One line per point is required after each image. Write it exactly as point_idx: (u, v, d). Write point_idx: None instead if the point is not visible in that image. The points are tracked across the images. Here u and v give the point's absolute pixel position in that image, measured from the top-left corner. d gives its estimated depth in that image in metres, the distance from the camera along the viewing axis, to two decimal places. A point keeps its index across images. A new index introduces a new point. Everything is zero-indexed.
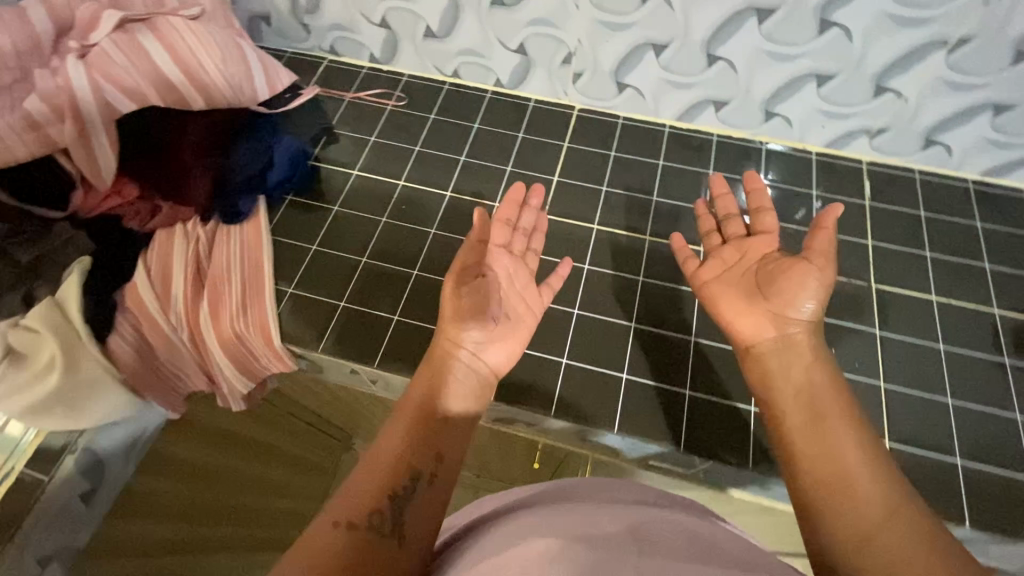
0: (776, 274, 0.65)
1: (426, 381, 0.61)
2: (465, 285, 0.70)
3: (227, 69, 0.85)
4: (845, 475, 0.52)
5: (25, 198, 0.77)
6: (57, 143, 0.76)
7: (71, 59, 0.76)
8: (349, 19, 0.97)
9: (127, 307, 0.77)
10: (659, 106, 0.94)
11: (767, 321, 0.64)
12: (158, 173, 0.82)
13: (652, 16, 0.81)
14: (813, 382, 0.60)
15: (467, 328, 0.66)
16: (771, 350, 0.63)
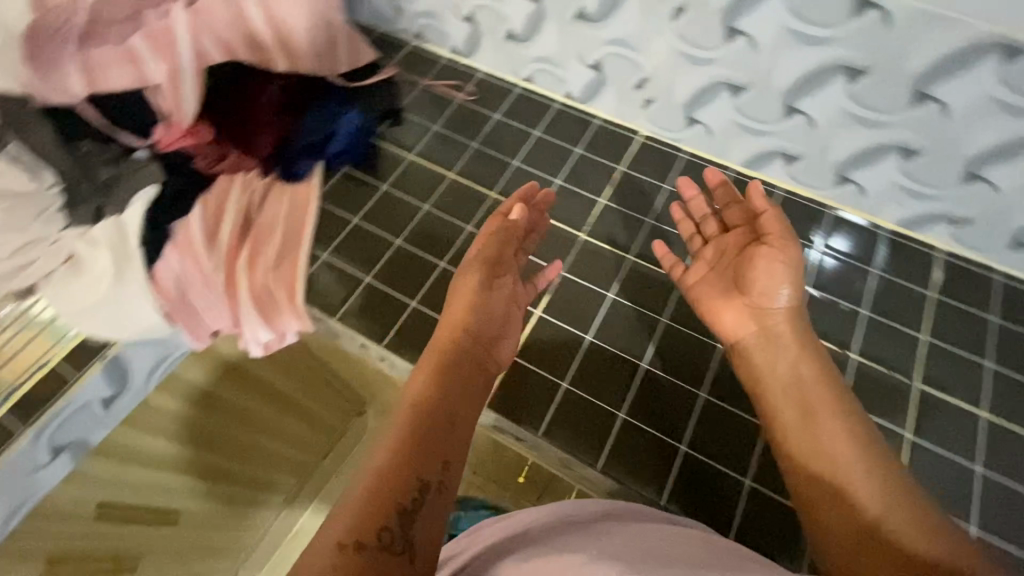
0: (744, 265, 0.74)
1: (430, 384, 0.64)
2: (471, 287, 0.74)
3: (317, 42, 0.91)
4: (824, 463, 0.63)
5: (111, 121, 0.83)
6: (151, 80, 0.83)
7: (178, 6, 0.82)
8: (439, 9, 1.00)
9: (178, 240, 0.82)
10: (727, 148, 0.90)
11: (746, 314, 0.73)
12: (232, 122, 0.87)
13: (734, 55, 0.78)
14: (801, 376, 0.68)
15: (469, 332, 0.70)
16: (754, 344, 0.71)
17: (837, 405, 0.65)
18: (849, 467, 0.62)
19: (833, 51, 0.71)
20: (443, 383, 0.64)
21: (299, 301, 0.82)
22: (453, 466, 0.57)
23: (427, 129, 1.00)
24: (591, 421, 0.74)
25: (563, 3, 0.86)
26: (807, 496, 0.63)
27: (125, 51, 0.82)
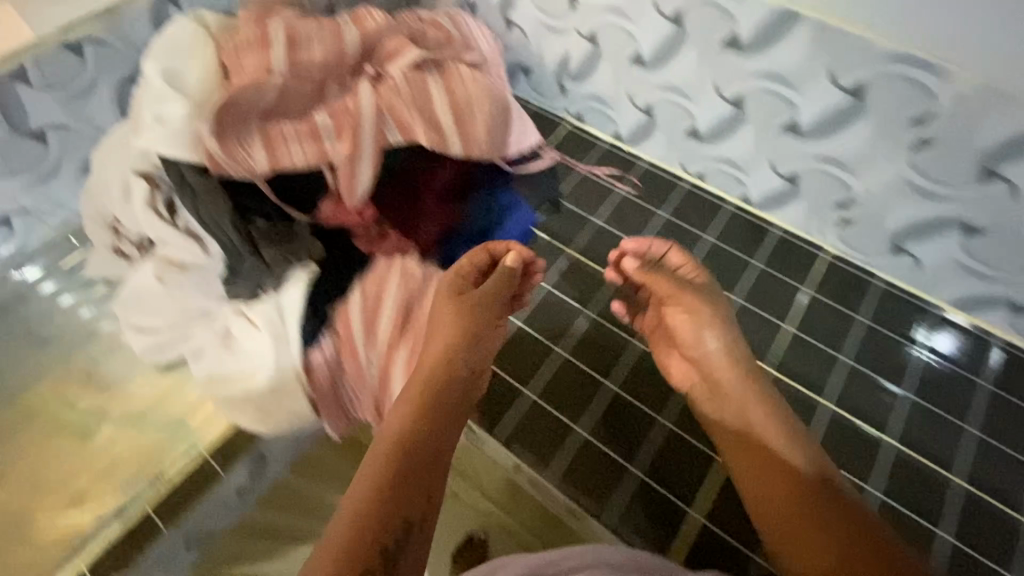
0: (669, 324, 0.76)
1: (411, 418, 0.62)
2: (473, 319, 0.71)
3: (493, 124, 0.86)
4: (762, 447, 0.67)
5: (283, 196, 0.79)
6: (329, 158, 0.79)
7: (364, 82, 0.79)
8: (612, 96, 0.94)
9: (335, 329, 0.78)
10: (934, 283, 0.82)
11: (693, 369, 0.75)
12: (401, 206, 0.84)
13: (983, 200, 0.68)
14: (746, 416, 0.69)
15: (456, 359, 0.68)
16: (702, 394, 0.74)
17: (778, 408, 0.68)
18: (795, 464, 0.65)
19: None
20: (434, 420, 0.63)
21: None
22: (436, 499, 0.57)
23: (587, 221, 0.94)
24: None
25: (770, 114, 0.78)
26: (741, 469, 0.68)
27: (308, 126, 0.78)
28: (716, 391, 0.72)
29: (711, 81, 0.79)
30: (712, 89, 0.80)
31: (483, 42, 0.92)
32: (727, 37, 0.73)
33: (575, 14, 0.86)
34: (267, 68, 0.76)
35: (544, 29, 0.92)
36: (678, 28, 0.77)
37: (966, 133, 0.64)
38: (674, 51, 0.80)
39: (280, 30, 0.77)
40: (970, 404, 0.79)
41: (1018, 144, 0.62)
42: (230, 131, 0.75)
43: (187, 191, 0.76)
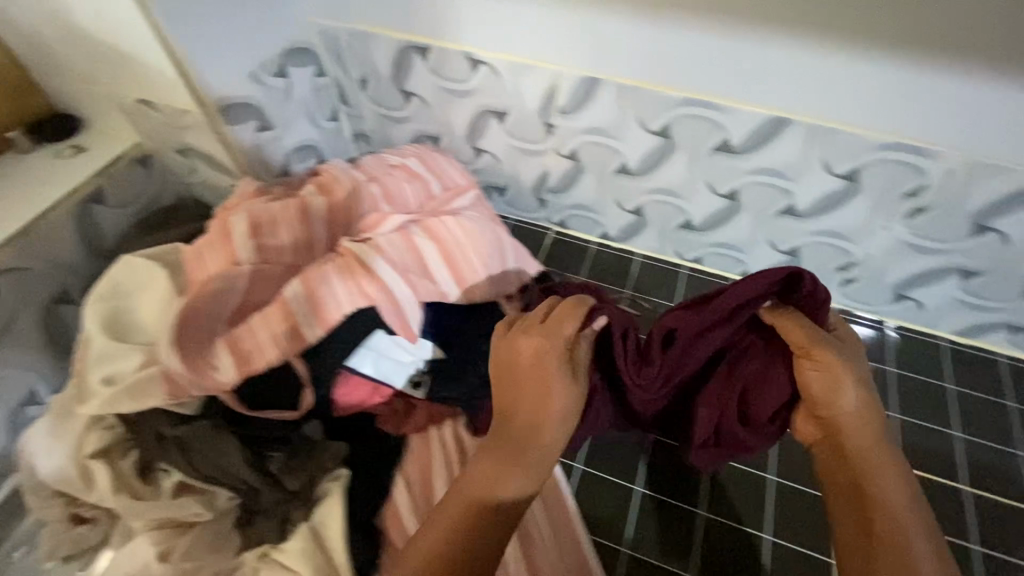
0: (767, 386, 0.60)
1: (487, 461, 0.56)
2: (533, 369, 0.57)
3: (491, 257, 0.78)
4: (858, 464, 0.54)
5: (252, 404, 0.65)
6: (290, 325, 0.63)
7: (344, 243, 0.72)
8: (597, 203, 0.94)
9: (394, 545, 0.67)
10: (936, 320, 0.87)
11: (809, 416, 0.59)
12: (770, 406, 0.60)
13: (974, 249, 0.74)
14: (886, 472, 0.54)
15: (547, 404, 0.56)
16: (846, 432, 0.55)
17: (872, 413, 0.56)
18: (856, 456, 0.55)
19: None
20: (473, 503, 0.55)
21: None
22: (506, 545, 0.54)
23: None
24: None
25: (766, 202, 0.81)
26: (865, 505, 0.53)
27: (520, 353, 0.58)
28: (829, 399, 0.55)
29: (704, 179, 0.81)
30: (703, 187, 0.83)
31: (458, 177, 0.88)
32: (717, 143, 0.76)
33: (551, 137, 0.85)
34: (233, 261, 0.67)
35: (517, 152, 0.91)
36: (666, 140, 0.78)
37: (959, 197, 0.70)
38: (662, 159, 0.81)
39: (242, 223, 0.69)
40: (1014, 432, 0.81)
41: (1006, 201, 0.68)
42: (194, 346, 0.62)
43: (171, 449, 0.63)
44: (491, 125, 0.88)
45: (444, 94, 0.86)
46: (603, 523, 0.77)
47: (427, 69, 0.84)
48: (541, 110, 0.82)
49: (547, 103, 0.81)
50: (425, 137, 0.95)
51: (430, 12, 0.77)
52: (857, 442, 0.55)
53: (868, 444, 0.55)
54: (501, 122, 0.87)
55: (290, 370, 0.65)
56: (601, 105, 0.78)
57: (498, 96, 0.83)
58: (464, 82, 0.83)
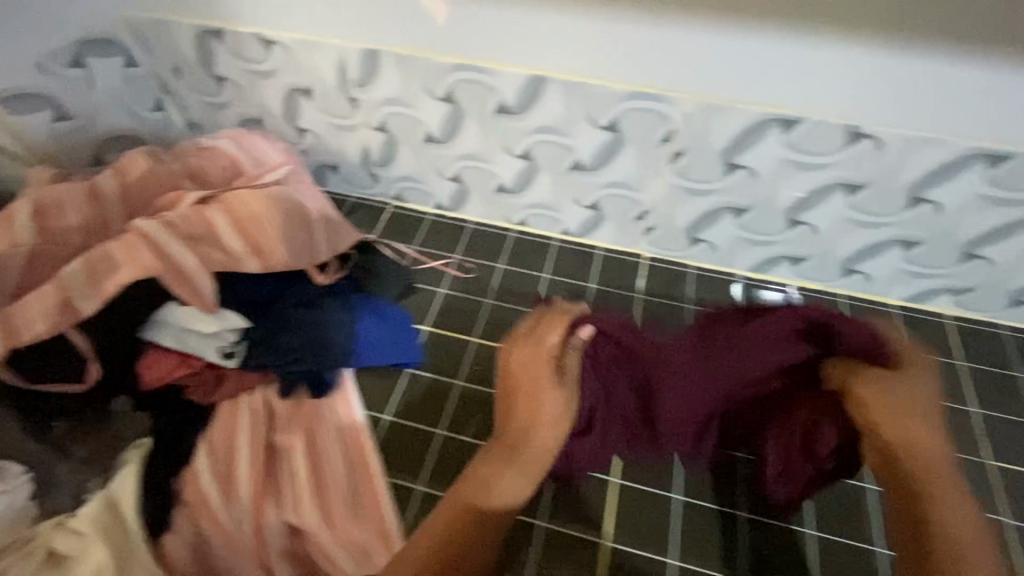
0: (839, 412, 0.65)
1: (513, 478, 0.60)
2: (537, 375, 0.66)
3: (289, 226, 0.80)
4: (941, 475, 0.57)
5: (40, 377, 0.72)
6: (63, 296, 0.71)
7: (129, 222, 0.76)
8: (420, 172, 0.97)
9: (188, 500, 0.71)
10: (734, 259, 0.93)
11: (911, 419, 0.60)
12: (829, 444, 0.65)
13: (735, 185, 0.81)
14: (927, 458, 0.58)
15: (545, 412, 0.64)
16: (911, 429, 0.59)
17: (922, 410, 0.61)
18: (934, 461, 0.58)
19: (833, 173, 0.75)
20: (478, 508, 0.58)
21: (387, 514, 0.71)
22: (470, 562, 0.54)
23: (435, 294, 0.94)
24: (720, 525, 0.71)
25: (557, 158, 0.86)
26: (922, 500, 0.56)
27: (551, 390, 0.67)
28: (906, 416, 0.60)
29: (500, 142, 0.87)
30: (502, 148, 0.88)
31: (275, 156, 0.91)
32: (496, 104, 0.81)
33: (358, 111, 0.89)
34: (15, 243, 0.73)
35: (334, 129, 0.94)
36: (453, 104, 0.83)
37: (704, 136, 0.76)
38: (458, 124, 0.86)
39: (26, 207, 0.75)
40: None
41: (740, 138, 0.74)
42: None
43: None
44: (302, 104, 0.91)
45: (251, 76, 0.89)
46: (404, 470, 0.75)
47: (228, 52, 0.87)
48: (338, 84, 0.86)
49: (342, 78, 0.85)
50: (251, 121, 0.98)
51: None
52: (931, 457, 0.58)
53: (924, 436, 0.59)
54: (310, 100, 0.90)
55: (71, 342, 0.71)
56: (387, 75, 0.82)
57: (297, 74, 0.87)
58: (264, 63, 0.86)
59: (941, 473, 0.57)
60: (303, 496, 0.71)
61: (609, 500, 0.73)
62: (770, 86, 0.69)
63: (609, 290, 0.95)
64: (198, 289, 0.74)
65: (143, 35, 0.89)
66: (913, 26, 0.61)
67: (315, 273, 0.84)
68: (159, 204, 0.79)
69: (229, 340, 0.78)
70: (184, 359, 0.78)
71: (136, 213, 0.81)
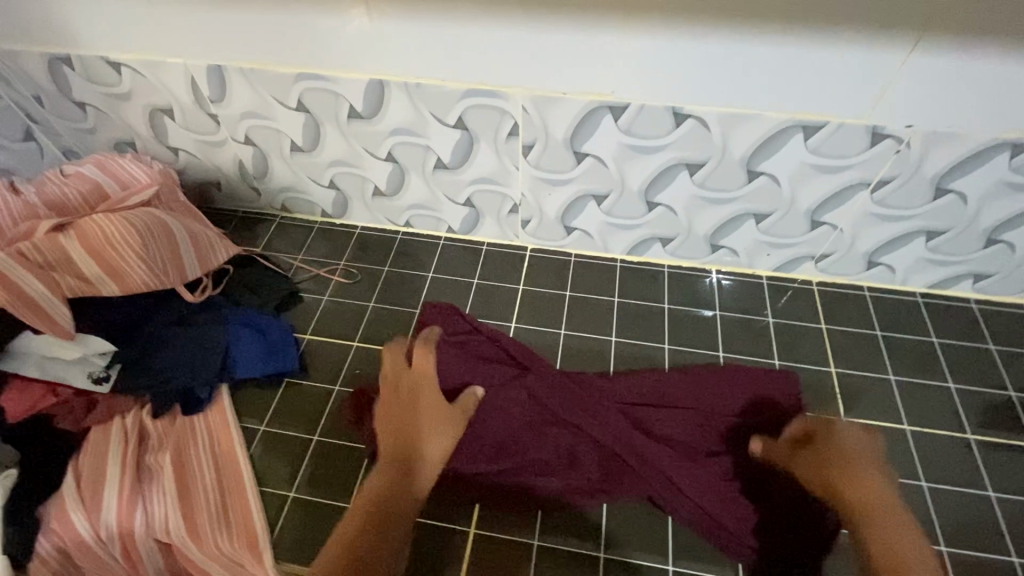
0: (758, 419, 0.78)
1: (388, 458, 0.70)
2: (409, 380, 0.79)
3: (150, 248, 0.81)
4: (874, 507, 0.64)
5: None
6: None
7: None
8: (297, 183, 0.98)
9: (52, 527, 0.71)
10: (608, 243, 0.96)
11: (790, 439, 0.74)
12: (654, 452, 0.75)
13: (589, 172, 0.83)
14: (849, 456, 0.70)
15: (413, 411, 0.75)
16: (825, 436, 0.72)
17: (860, 457, 0.70)
18: (871, 500, 0.65)
19: (672, 153, 0.78)
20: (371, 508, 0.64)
21: (254, 522, 0.72)
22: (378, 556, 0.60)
23: (320, 302, 0.95)
24: (576, 513, 0.73)
25: (420, 160, 0.88)
26: (859, 528, 0.63)
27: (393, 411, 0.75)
28: (852, 475, 0.67)
29: (361, 147, 0.87)
30: (367, 154, 0.89)
31: (142, 176, 0.90)
32: (348, 111, 0.82)
33: (222, 127, 0.90)
34: None
35: (204, 146, 0.94)
36: (308, 114, 0.84)
37: (546, 129, 0.78)
38: (318, 133, 0.87)
39: None
40: (674, 329, 0.90)
41: (577, 124, 0.77)
42: None
43: None
44: (167, 123, 0.92)
45: (111, 100, 0.89)
46: (279, 479, 0.76)
47: (82, 78, 0.87)
48: (196, 102, 0.86)
49: (197, 96, 0.85)
50: (123, 144, 0.97)
51: (52, 23, 0.80)
52: (879, 498, 0.65)
53: (855, 469, 0.68)
54: (173, 119, 0.90)
55: None
56: (238, 90, 0.83)
57: (154, 94, 0.87)
58: (120, 86, 0.87)
59: (885, 508, 0.64)
60: (169, 512, 0.71)
61: (472, 499, 0.74)
62: (750, 91, 0.69)
63: (490, 283, 0.97)
64: (52, 317, 0.74)
65: None
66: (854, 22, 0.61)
67: (184, 292, 0.85)
68: (16, 235, 0.79)
69: (99, 365, 0.79)
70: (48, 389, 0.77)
71: None
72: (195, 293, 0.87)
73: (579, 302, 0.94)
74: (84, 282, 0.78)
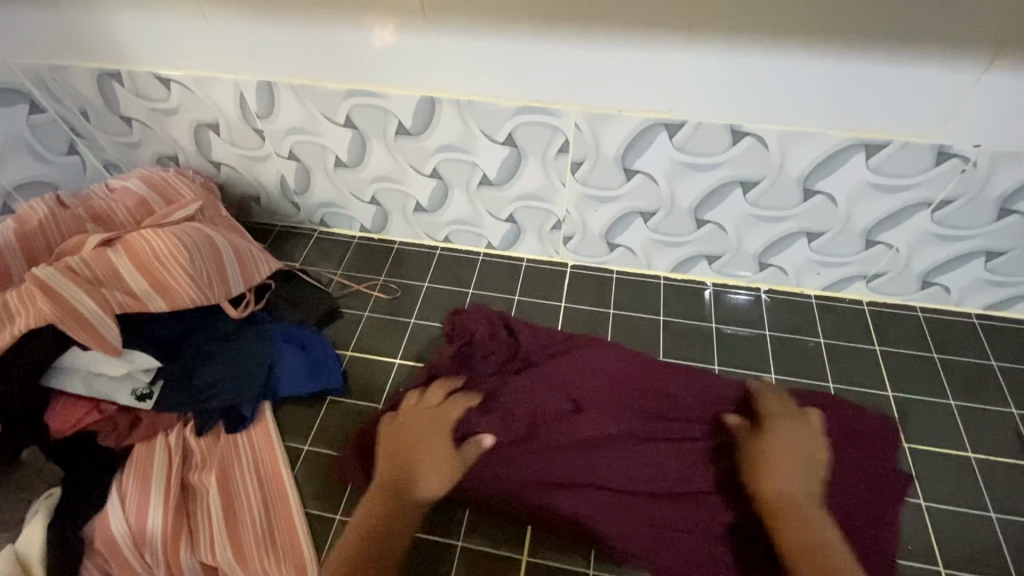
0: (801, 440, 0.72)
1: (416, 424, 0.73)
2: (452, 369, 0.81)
3: (198, 264, 0.80)
4: (773, 459, 0.66)
5: None
6: None
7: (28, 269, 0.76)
8: (338, 198, 0.98)
9: (97, 546, 0.70)
10: (652, 260, 0.95)
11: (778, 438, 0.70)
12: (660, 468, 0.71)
13: (638, 190, 0.82)
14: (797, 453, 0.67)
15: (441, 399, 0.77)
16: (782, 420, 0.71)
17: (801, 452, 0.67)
18: (794, 495, 0.63)
19: (725, 172, 0.77)
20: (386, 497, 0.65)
21: (303, 547, 0.70)
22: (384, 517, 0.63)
23: (360, 318, 0.94)
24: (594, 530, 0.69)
25: (466, 177, 0.87)
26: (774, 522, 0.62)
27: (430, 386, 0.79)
28: (762, 466, 0.66)
29: (406, 163, 0.87)
30: (412, 170, 0.88)
31: (186, 191, 0.90)
32: (396, 127, 0.82)
33: (267, 142, 0.90)
34: None
35: (246, 160, 0.94)
36: (355, 130, 0.84)
37: (598, 146, 0.77)
38: (364, 149, 0.86)
39: None
40: (722, 349, 0.88)
41: (630, 141, 0.76)
42: None
43: None
44: (211, 138, 0.92)
45: (158, 115, 0.90)
46: (324, 501, 0.75)
47: (130, 93, 0.87)
48: (243, 117, 0.86)
49: (245, 111, 0.85)
50: (165, 158, 0.98)
51: (103, 39, 0.81)
52: (784, 490, 0.63)
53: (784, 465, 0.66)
54: (218, 134, 0.90)
55: None
56: (286, 106, 0.83)
57: (201, 109, 0.87)
58: (167, 101, 0.87)
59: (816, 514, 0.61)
60: (215, 534, 0.70)
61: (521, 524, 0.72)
62: (812, 108, 0.67)
63: (532, 300, 0.95)
64: (101, 334, 0.73)
65: (45, 81, 0.89)
66: (935, 40, 0.59)
67: (229, 308, 0.84)
68: (63, 249, 0.79)
69: (143, 381, 0.77)
70: (92, 403, 0.76)
71: (38, 258, 0.81)
72: (239, 309, 0.86)
73: (625, 321, 0.92)
74: (132, 298, 0.77)
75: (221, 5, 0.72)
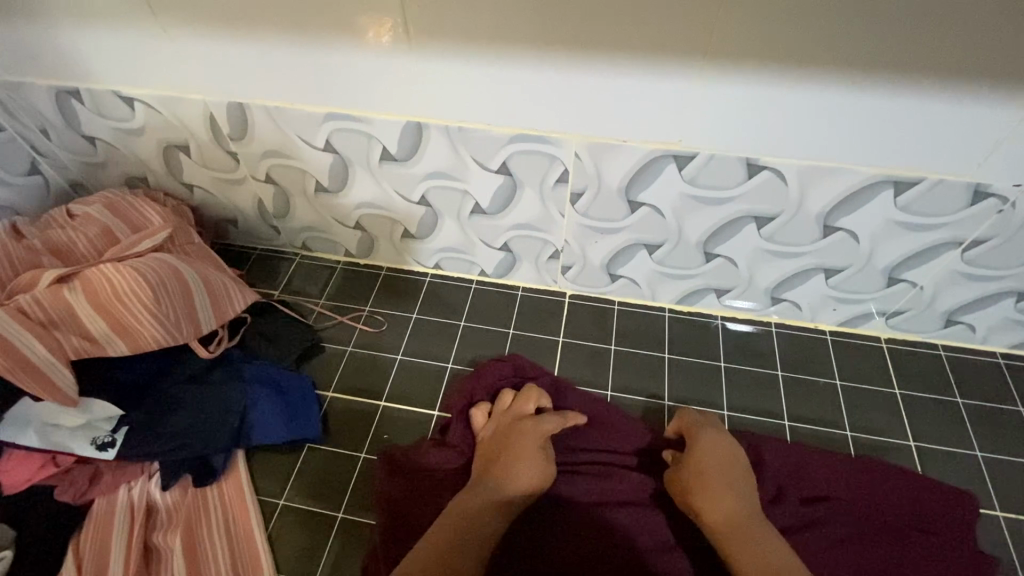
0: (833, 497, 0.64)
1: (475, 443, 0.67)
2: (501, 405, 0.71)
3: (164, 303, 0.74)
4: (710, 475, 0.59)
5: None
6: None
7: None
8: (320, 223, 0.91)
9: None
10: (655, 293, 0.88)
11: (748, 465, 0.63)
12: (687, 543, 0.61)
13: (643, 222, 0.76)
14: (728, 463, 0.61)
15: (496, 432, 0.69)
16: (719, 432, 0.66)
17: (729, 467, 0.61)
18: (738, 514, 0.55)
19: (739, 206, 0.70)
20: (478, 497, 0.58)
21: None
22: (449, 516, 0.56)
23: (343, 353, 0.88)
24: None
25: (457, 205, 0.80)
26: (728, 542, 0.53)
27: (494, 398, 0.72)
28: (705, 484, 0.59)
29: (392, 190, 0.80)
30: (399, 197, 0.81)
31: (153, 217, 0.83)
32: (380, 154, 0.75)
33: (241, 164, 0.83)
34: None
35: (220, 183, 0.87)
36: (335, 153, 0.77)
37: (600, 176, 0.71)
38: (346, 173, 0.80)
39: None
40: (732, 392, 0.82)
41: (635, 173, 0.69)
42: None
43: None
44: (182, 159, 0.85)
45: (123, 134, 0.83)
46: (300, 562, 0.69)
47: (91, 111, 0.80)
48: (215, 139, 0.80)
49: (216, 133, 0.79)
50: (134, 179, 0.91)
51: (58, 54, 0.73)
52: (730, 514, 0.55)
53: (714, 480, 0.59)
54: (189, 156, 0.84)
55: None
56: (261, 128, 0.76)
57: (170, 130, 0.80)
58: (132, 121, 0.80)
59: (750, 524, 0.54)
60: None
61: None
62: (836, 143, 0.61)
63: (528, 334, 0.89)
64: (55, 384, 0.67)
65: None
66: (978, 75, 0.53)
67: (199, 348, 0.78)
68: (16, 286, 0.72)
69: (105, 429, 0.72)
70: (47, 459, 0.69)
71: None
72: (211, 347, 0.80)
73: (627, 358, 0.86)
74: (91, 342, 0.71)
75: (186, 22, 0.65)
